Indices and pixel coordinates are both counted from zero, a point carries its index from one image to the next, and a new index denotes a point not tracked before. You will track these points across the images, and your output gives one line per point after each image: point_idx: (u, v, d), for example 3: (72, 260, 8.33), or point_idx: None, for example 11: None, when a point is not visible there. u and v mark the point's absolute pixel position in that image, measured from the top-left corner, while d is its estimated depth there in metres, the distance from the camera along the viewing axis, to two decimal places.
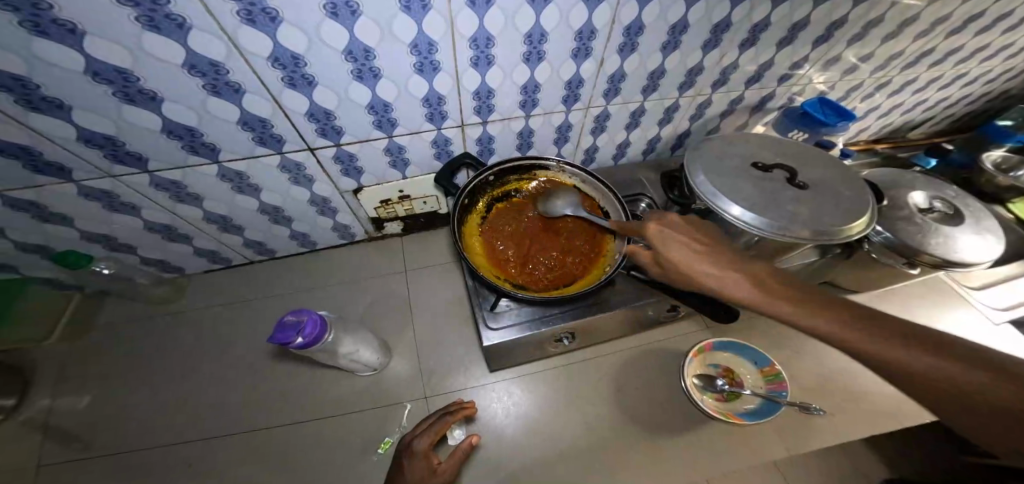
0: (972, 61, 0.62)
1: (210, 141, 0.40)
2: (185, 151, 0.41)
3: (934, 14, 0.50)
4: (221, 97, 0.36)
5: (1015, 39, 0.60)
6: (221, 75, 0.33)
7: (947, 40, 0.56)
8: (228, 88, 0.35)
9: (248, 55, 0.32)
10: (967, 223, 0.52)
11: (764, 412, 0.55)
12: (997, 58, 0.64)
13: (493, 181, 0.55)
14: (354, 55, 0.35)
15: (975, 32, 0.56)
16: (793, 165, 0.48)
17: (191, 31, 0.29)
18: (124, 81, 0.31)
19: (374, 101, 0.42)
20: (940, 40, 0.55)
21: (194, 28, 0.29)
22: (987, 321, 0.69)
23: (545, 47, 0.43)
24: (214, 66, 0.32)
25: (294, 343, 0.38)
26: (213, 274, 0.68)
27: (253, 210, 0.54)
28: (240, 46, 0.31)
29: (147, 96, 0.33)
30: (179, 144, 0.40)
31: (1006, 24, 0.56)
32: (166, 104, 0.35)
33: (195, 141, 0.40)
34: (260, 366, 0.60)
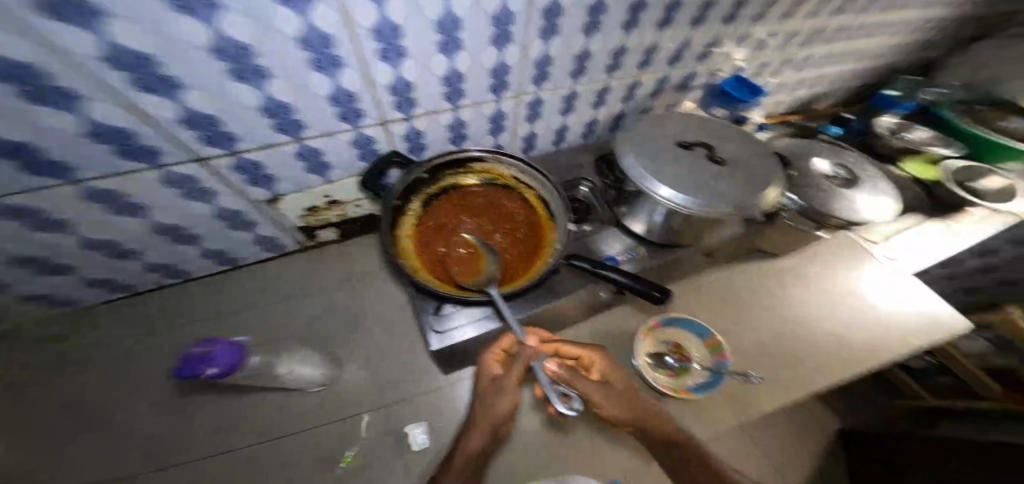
0: (861, 35, 0.68)
1: (55, 157, 0.33)
2: (21, 171, 0.33)
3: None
4: (51, 106, 0.29)
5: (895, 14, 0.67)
6: (38, 80, 0.26)
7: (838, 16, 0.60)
8: (55, 95, 0.28)
9: (74, 55, 0.26)
10: (865, 186, 0.58)
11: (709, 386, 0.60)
12: (881, 32, 0.70)
13: (427, 178, 0.53)
14: (227, 53, 0.31)
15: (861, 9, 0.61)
16: (712, 141, 0.50)
17: None
18: None
19: (268, 103, 0.38)
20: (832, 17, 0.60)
21: None
22: (889, 272, 0.78)
23: (460, 35, 0.41)
24: (24, 70, 0.25)
25: (206, 375, 0.34)
26: (117, 302, 0.59)
27: (147, 231, 0.47)
28: (57, 45, 0.25)
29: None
30: (12, 163, 0.32)
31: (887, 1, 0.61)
32: None
33: (31, 158, 0.32)
34: (183, 399, 0.53)
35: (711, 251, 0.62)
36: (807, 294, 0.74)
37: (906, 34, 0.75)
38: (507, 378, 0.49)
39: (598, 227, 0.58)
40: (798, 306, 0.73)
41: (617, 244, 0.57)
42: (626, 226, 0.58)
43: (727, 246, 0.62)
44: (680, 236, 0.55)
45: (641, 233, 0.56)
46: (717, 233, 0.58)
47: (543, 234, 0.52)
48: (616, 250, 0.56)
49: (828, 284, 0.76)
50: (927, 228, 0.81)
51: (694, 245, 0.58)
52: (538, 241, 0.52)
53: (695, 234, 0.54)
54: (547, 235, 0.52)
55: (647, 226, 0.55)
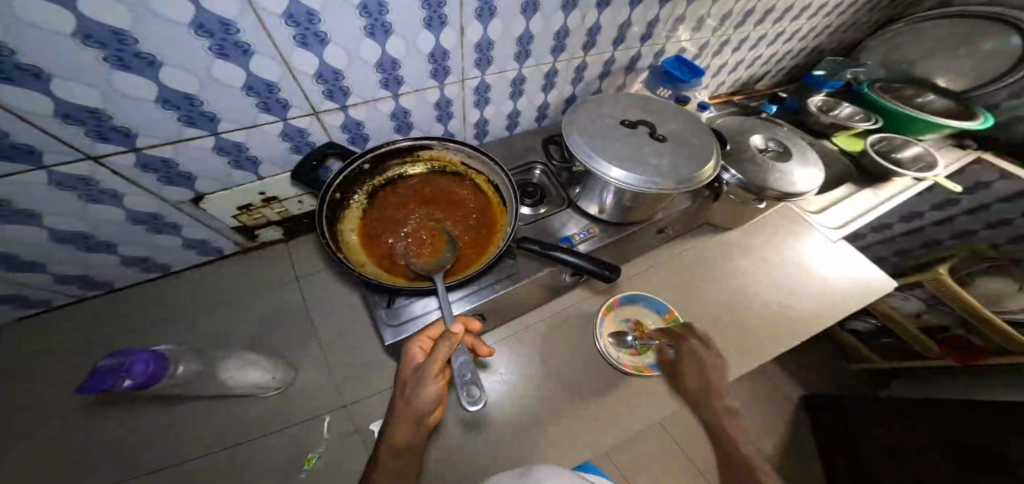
0: (791, 17, 0.72)
1: None
2: None
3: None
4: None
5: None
6: None
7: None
8: None
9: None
10: (796, 157, 0.62)
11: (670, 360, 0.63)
12: (808, 14, 0.75)
13: (369, 169, 0.50)
14: (99, 40, 0.28)
15: None
16: (654, 120, 0.51)
17: None
18: None
19: (165, 95, 0.34)
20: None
21: None
22: (825, 240, 0.85)
23: (388, 19, 0.39)
24: None
25: (122, 387, 0.31)
26: (17, 324, 0.52)
27: (47, 241, 0.41)
28: None
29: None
30: None
31: None
32: None
33: None
34: (111, 421, 0.48)
35: (663, 227, 0.64)
36: (754, 264, 0.79)
37: (831, 16, 0.80)
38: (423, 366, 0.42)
39: (553, 209, 0.59)
40: (745, 277, 0.77)
41: (572, 224, 0.58)
42: (580, 208, 0.59)
43: (677, 223, 0.65)
44: (630, 214, 0.56)
45: (596, 213, 0.57)
46: (666, 209, 0.60)
47: (495, 218, 0.52)
48: (572, 230, 0.57)
49: (772, 254, 0.82)
50: (858, 195, 0.89)
51: (646, 222, 0.60)
52: (490, 227, 0.52)
53: (644, 211, 0.56)
54: (499, 221, 0.52)
55: (600, 207, 0.56)
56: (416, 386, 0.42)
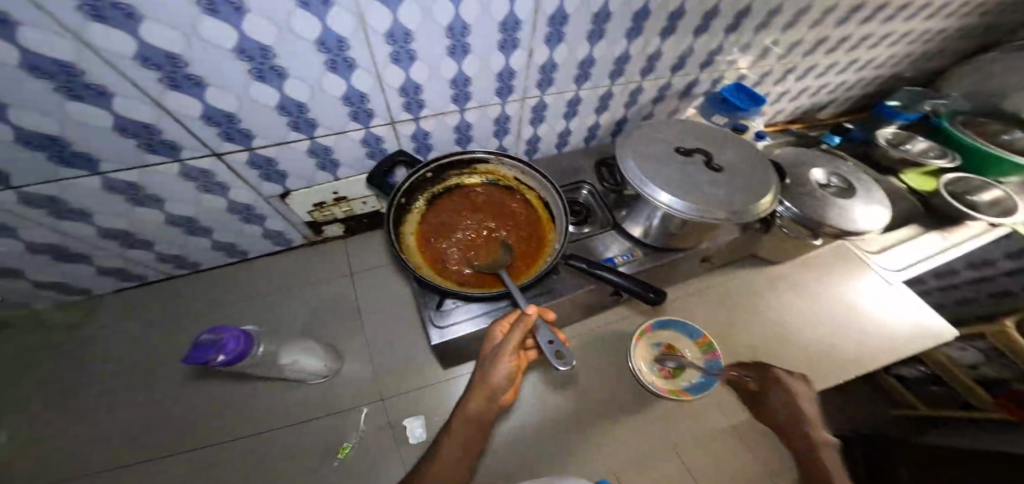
0: (865, 46, 0.69)
1: (82, 150, 0.36)
2: (55, 163, 0.36)
3: (831, 2, 0.54)
4: (84, 101, 0.31)
5: (900, 26, 0.67)
6: (76, 77, 0.29)
7: (842, 27, 0.61)
8: (91, 91, 0.31)
9: (109, 55, 0.28)
10: (859, 194, 0.59)
11: (708, 383, 0.62)
12: (884, 44, 0.71)
13: (431, 177, 0.54)
14: (249, 54, 0.33)
15: (866, 20, 0.61)
16: (710, 148, 0.51)
17: (20, 29, 0.24)
18: None
19: (284, 102, 0.39)
20: (837, 27, 0.61)
21: (24, 25, 0.24)
22: (883, 281, 0.80)
23: (468, 40, 0.42)
24: (65, 68, 0.28)
25: (215, 362, 0.35)
26: (127, 291, 0.61)
27: (160, 221, 0.49)
28: (96, 46, 0.27)
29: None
30: (46, 156, 0.35)
31: (891, 12, 0.62)
32: (12, 112, 0.30)
33: (65, 152, 0.35)
34: (192, 385, 0.55)
35: (707, 256, 0.63)
36: (801, 299, 0.76)
37: (910, 45, 0.75)
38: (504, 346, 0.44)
39: (597, 230, 0.60)
40: (789, 312, 0.74)
41: (615, 246, 0.58)
42: (625, 230, 0.59)
43: (724, 253, 0.64)
44: (676, 240, 0.56)
45: (639, 236, 0.58)
46: (713, 239, 0.59)
47: (543, 233, 0.54)
48: (614, 252, 0.58)
49: (822, 291, 0.78)
50: (924, 238, 0.84)
51: (692, 249, 0.59)
52: (537, 242, 0.53)
53: (690, 238, 0.55)
54: (546, 237, 0.54)
55: (644, 230, 0.56)
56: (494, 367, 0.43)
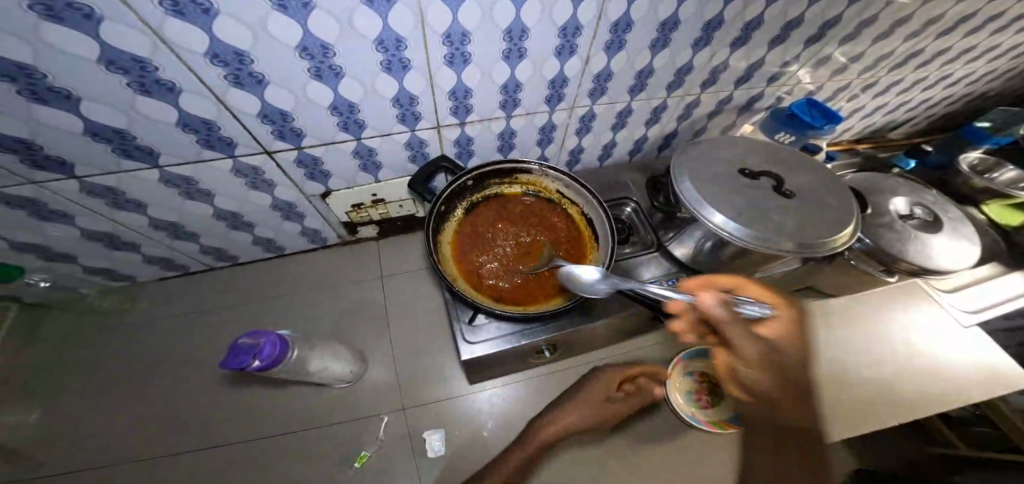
0: (958, 62, 0.62)
1: (146, 144, 0.36)
2: (117, 154, 0.36)
3: (931, 13, 0.48)
4: (152, 95, 0.31)
5: (1001, 42, 0.60)
6: (148, 72, 0.29)
7: (936, 41, 0.55)
8: (159, 86, 0.31)
9: (180, 50, 0.28)
10: (946, 229, 0.52)
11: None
12: (981, 60, 0.63)
13: (471, 185, 0.52)
14: (310, 52, 0.32)
15: (965, 34, 0.55)
16: (779, 171, 0.47)
17: (103, 23, 0.24)
18: (29, 78, 0.27)
19: (337, 101, 0.38)
20: (930, 41, 0.54)
21: (106, 19, 0.24)
22: (956, 324, 0.72)
23: (526, 44, 0.39)
24: (137, 62, 0.28)
25: (252, 367, 0.35)
26: (169, 280, 0.63)
27: (208, 215, 0.49)
28: (169, 41, 0.27)
29: (60, 94, 0.29)
30: (109, 148, 0.35)
31: (995, 26, 0.55)
32: (85, 103, 0.30)
33: (128, 144, 0.36)
34: (224, 378, 0.56)
35: (760, 285, 0.58)
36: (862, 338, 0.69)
37: (1008, 62, 0.67)
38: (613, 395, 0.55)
39: (639, 250, 0.56)
40: (843, 349, 0.67)
41: (657, 269, 0.54)
42: (669, 251, 0.55)
43: (780, 282, 0.58)
44: (728, 267, 0.51)
45: (684, 259, 0.53)
46: (767, 269, 0.54)
47: (585, 252, 0.51)
48: (655, 276, 0.54)
49: (886, 328, 0.70)
50: (1014, 277, 0.74)
51: (744, 278, 0.54)
52: (579, 261, 0.50)
53: (745, 267, 0.51)
54: (588, 254, 0.51)
55: (691, 252, 0.52)
56: (602, 399, 0.53)
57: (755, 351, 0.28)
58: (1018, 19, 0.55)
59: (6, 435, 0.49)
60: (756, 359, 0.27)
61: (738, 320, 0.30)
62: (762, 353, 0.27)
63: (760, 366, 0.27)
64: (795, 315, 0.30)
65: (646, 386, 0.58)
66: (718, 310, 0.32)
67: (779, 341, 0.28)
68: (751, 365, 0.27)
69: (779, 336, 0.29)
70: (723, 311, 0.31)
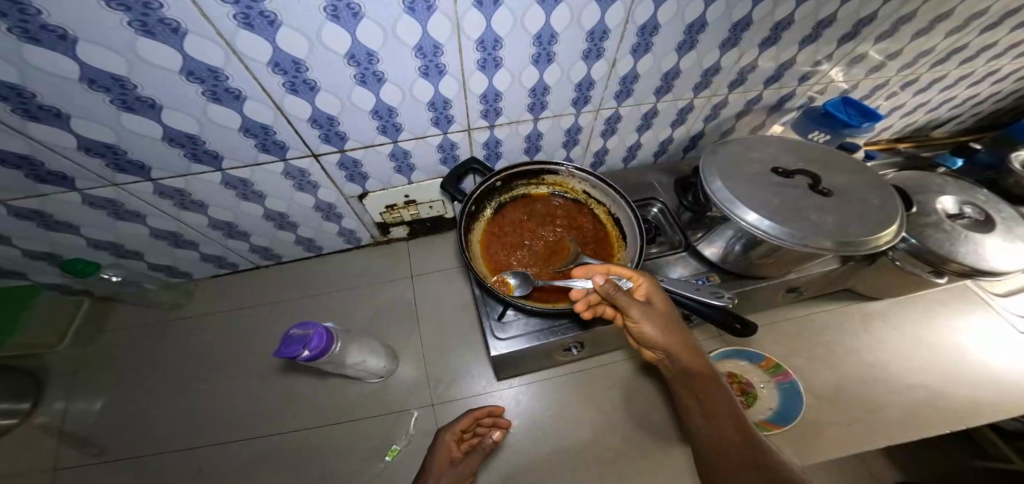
0: (1006, 57, 0.59)
1: (212, 148, 0.40)
2: (188, 159, 0.40)
3: (975, 6, 0.46)
4: (221, 103, 0.35)
5: None
6: (220, 81, 0.32)
7: (981, 36, 0.52)
8: (228, 94, 0.34)
9: (248, 60, 0.31)
10: (1001, 230, 0.49)
11: (791, 410, 0.57)
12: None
13: (499, 186, 0.53)
14: (358, 60, 0.34)
15: (1011, 28, 0.52)
16: (815, 170, 0.46)
17: (187, 36, 0.28)
18: (121, 89, 0.31)
19: (378, 106, 0.41)
20: (974, 36, 0.52)
21: (190, 33, 0.27)
22: (1013, 330, 0.67)
23: (555, 48, 0.40)
24: (212, 72, 0.31)
25: (301, 357, 0.38)
26: (219, 278, 0.67)
27: (258, 217, 0.53)
28: (239, 51, 0.30)
29: (146, 103, 0.33)
30: (182, 152, 0.39)
31: None
32: (165, 111, 0.34)
33: (197, 149, 0.39)
34: (266, 371, 0.59)
35: (795, 286, 0.57)
36: (910, 346, 0.65)
37: None
38: (463, 461, 0.49)
39: (667, 250, 0.56)
40: (888, 357, 0.64)
41: (687, 269, 0.54)
42: (698, 252, 0.54)
43: (815, 283, 0.57)
44: (760, 267, 0.50)
45: (715, 260, 0.52)
46: (804, 269, 0.53)
47: (613, 251, 0.51)
48: (686, 275, 0.53)
49: (933, 335, 0.66)
50: None
51: (776, 278, 0.53)
52: (606, 260, 0.51)
53: (779, 267, 0.50)
54: (615, 254, 0.51)
55: (722, 253, 0.51)
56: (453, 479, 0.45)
57: (652, 317, 0.37)
58: None
59: (81, 419, 0.54)
60: (653, 324, 0.37)
61: (628, 298, 0.37)
62: (655, 316, 0.37)
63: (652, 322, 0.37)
64: (649, 279, 0.39)
65: (487, 433, 0.53)
66: (616, 293, 0.36)
67: (660, 327, 0.37)
68: (651, 327, 0.37)
69: (649, 297, 0.39)
70: (621, 294, 0.36)
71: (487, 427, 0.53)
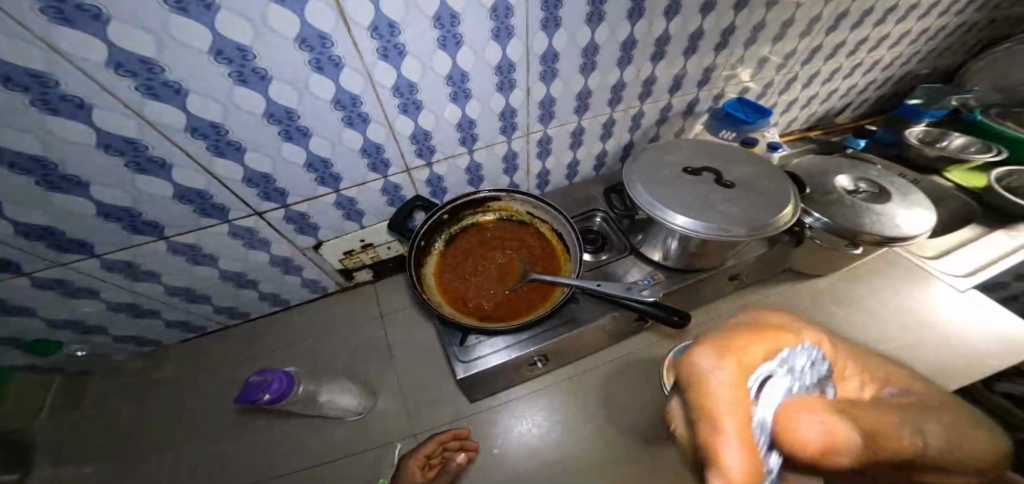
0: (862, 51, 0.70)
1: (150, 219, 0.43)
2: (128, 231, 0.43)
3: (810, 14, 0.56)
4: (147, 173, 0.38)
5: (891, 30, 0.68)
6: (140, 151, 0.36)
7: (829, 37, 0.63)
8: (152, 163, 0.38)
9: (165, 128, 0.35)
10: (895, 198, 0.55)
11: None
12: (884, 45, 0.71)
13: (447, 218, 0.57)
14: (277, 117, 0.39)
15: (853, 29, 0.63)
16: (717, 166, 0.51)
17: (93, 110, 0.31)
18: (44, 170, 0.34)
19: (310, 159, 0.45)
20: (824, 37, 0.62)
21: (95, 107, 0.31)
22: (951, 289, 0.72)
23: (469, 85, 0.46)
24: (130, 143, 0.35)
25: (262, 400, 0.40)
26: (188, 343, 0.68)
27: (216, 278, 0.56)
28: (152, 121, 0.34)
29: (72, 181, 0.36)
30: (120, 226, 0.42)
31: (876, 17, 0.63)
32: (92, 187, 0.37)
33: (135, 221, 0.42)
34: (239, 429, 0.58)
35: (736, 273, 0.61)
36: (860, 318, 0.69)
37: (910, 47, 0.75)
38: None
39: (615, 256, 0.60)
40: (843, 332, 0.67)
41: (636, 271, 0.57)
42: (644, 254, 0.58)
43: (752, 268, 0.61)
44: (695, 261, 0.54)
45: (660, 260, 0.56)
46: (739, 256, 0.57)
47: (559, 263, 0.55)
48: (635, 278, 0.56)
49: (880, 304, 0.70)
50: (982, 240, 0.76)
51: (715, 268, 0.57)
52: (555, 273, 0.54)
53: (712, 258, 0.54)
54: (562, 266, 0.55)
55: (663, 253, 0.55)
56: None
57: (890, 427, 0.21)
58: (894, 11, 0.63)
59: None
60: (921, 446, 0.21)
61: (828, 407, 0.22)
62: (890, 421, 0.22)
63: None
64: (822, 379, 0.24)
65: (452, 456, 0.53)
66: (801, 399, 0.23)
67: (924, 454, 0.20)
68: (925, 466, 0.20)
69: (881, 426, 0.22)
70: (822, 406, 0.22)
71: (455, 448, 0.54)
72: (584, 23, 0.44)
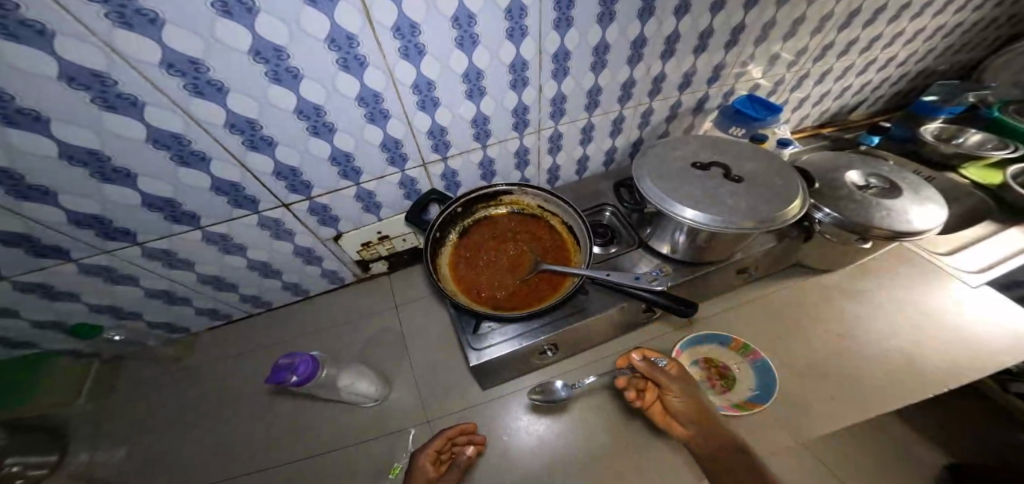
0: (876, 47, 0.69)
1: (188, 209, 0.46)
2: (167, 221, 0.46)
3: (824, 9, 0.56)
4: (189, 166, 0.41)
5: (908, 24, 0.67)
6: (184, 146, 0.39)
7: (842, 33, 0.62)
8: (193, 157, 0.40)
9: (207, 125, 0.38)
10: (907, 193, 0.55)
11: (767, 388, 0.59)
12: (898, 42, 0.70)
13: (461, 212, 0.59)
14: (306, 114, 0.41)
15: (868, 24, 0.62)
16: (727, 161, 0.52)
17: (145, 107, 0.34)
18: (97, 162, 0.37)
19: (335, 154, 0.47)
20: (836, 33, 0.62)
21: (146, 103, 0.34)
22: (963, 285, 0.71)
23: (483, 83, 0.48)
24: (175, 138, 0.38)
25: (290, 381, 0.42)
26: (215, 330, 0.71)
27: (243, 267, 0.59)
28: (196, 117, 0.37)
29: (121, 173, 0.39)
30: (161, 216, 0.45)
31: (890, 12, 0.62)
32: (139, 178, 0.40)
33: (174, 211, 0.45)
34: (265, 411, 0.62)
35: (744, 267, 0.62)
36: (870, 314, 0.69)
37: (927, 41, 0.74)
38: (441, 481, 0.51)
39: (624, 249, 0.61)
40: (852, 327, 0.67)
41: (644, 264, 0.58)
42: (652, 247, 0.59)
43: (760, 262, 0.62)
44: (703, 254, 0.55)
45: (667, 253, 0.57)
46: (747, 250, 0.58)
47: (570, 255, 0.57)
48: (644, 270, 0.58)
49: (890, 300, 0.70)
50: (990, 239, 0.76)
51: (723, 262, 0.58)
52: (565, 264, 0.56)
53: (720, 251, 0.54)
54: (572, 258, 0.56)
55: (671, 246, 0.56)
56: None
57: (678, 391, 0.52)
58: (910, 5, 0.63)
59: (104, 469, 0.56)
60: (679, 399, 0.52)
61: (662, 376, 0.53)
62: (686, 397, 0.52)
63: (685, 395, 0.52)
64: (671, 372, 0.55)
65: (460, 451, 0.55)
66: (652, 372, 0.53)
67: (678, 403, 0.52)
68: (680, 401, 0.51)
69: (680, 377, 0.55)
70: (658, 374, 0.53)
71: (462, 444, 0.55)
72: (595, 23, 0.46)
